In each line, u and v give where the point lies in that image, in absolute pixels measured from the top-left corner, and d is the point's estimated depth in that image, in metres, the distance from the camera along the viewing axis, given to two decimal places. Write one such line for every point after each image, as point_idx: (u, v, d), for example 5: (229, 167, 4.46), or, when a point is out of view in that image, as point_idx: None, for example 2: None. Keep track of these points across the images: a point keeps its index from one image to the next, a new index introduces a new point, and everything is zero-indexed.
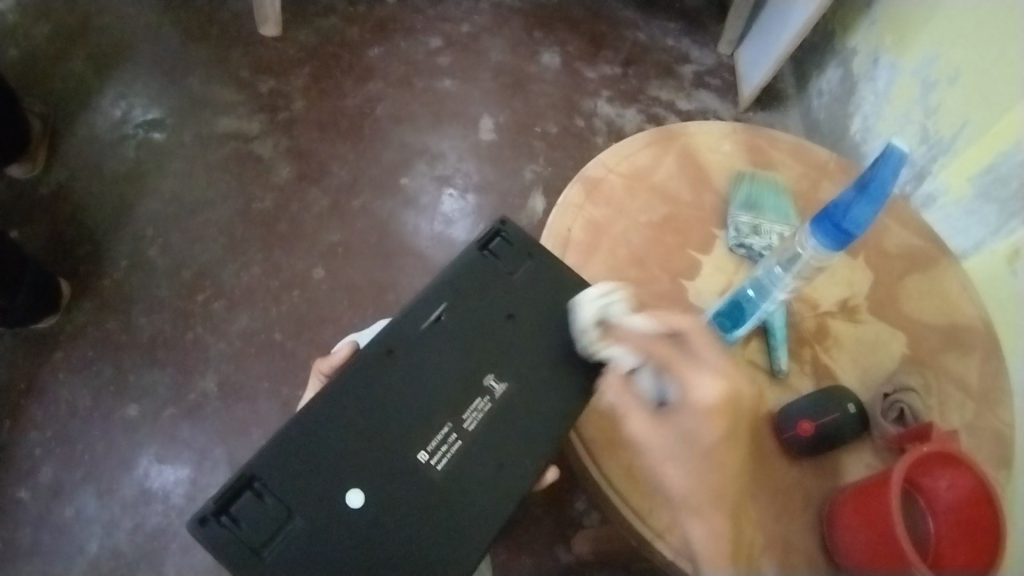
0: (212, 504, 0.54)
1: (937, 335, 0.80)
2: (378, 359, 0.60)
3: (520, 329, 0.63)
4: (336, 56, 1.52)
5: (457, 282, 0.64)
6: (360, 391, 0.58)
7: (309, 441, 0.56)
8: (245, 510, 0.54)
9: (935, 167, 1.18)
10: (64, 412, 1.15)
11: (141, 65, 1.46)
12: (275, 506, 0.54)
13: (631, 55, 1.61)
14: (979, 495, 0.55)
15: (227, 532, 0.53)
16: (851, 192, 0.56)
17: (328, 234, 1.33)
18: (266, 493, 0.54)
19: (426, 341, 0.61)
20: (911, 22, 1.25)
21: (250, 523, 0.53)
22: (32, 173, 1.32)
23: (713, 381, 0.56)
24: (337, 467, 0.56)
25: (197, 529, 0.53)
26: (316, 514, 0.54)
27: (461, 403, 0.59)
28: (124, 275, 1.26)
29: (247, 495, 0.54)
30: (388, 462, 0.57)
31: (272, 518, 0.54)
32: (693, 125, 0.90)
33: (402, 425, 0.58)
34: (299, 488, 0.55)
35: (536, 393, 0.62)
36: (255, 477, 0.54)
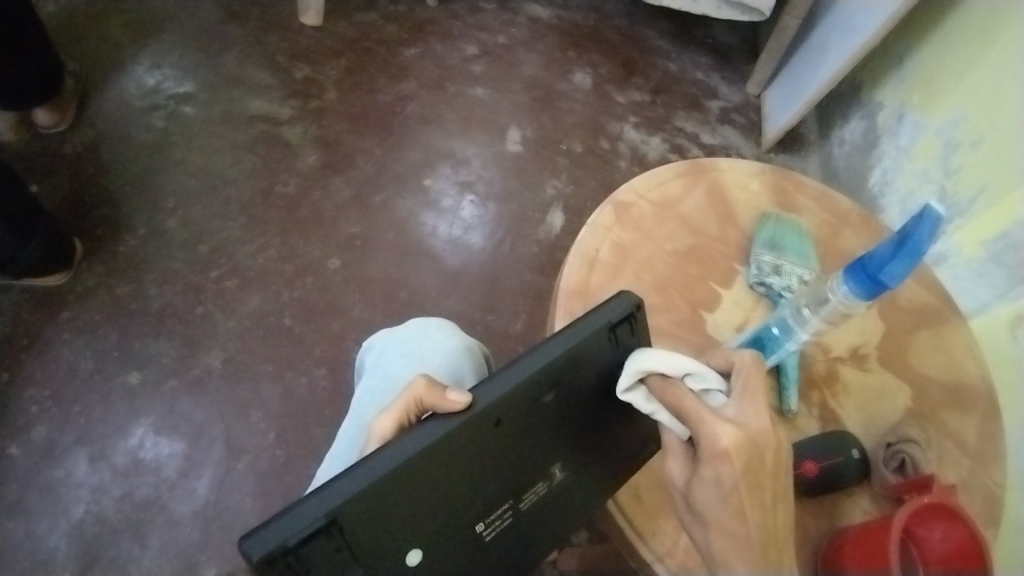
0: (282, 542, 0.45)
1: (942, 391, 0.82)
2: (485, 428, 0.53)
3: (601, 420, 0.62)
4: (372, 52, 1.54)
5: (580, 356, 0.58)
6: (457, 460, 0.52)
7: (397, 499, 0.50)
8: (313, 553, 0.47)
9: (950, 227, 1.21)
10: (65, 372, 1.15)
11: (179, 37, 1.47)
12: (344, 556, 0.48)
13: (660, 84, 1.63)
14: (970, 549, 0.57)
15: (290, 572, 0.46)
16: (888, 247, 0.56)
17: (347, 225, 1.34)
18: (341, 538, 0.48)
19: (531, 417, 0.56)
20: (940, 84, 1.28)
21: (314, 566, 0.47)
22: (60, 128, 1.33)
23: (725, 427, 0.53)
24: (412, 529, 0.51)
25: (261, 569, 0.44)
26: (377, 567, 0.50)
27: (527, 486, 0.58)
28: (141, 242, 1.26)
29: (322, 537, 0.47)
30: (453, 531, 0.54)
31: (335, 565, 0.48)
32: (724, 161, 0.92)
33: (473, 502, 0.55)
34: (374, 543, 0.49)
35: (585, 479, 0.63)
36: (336, 523, 0.47)
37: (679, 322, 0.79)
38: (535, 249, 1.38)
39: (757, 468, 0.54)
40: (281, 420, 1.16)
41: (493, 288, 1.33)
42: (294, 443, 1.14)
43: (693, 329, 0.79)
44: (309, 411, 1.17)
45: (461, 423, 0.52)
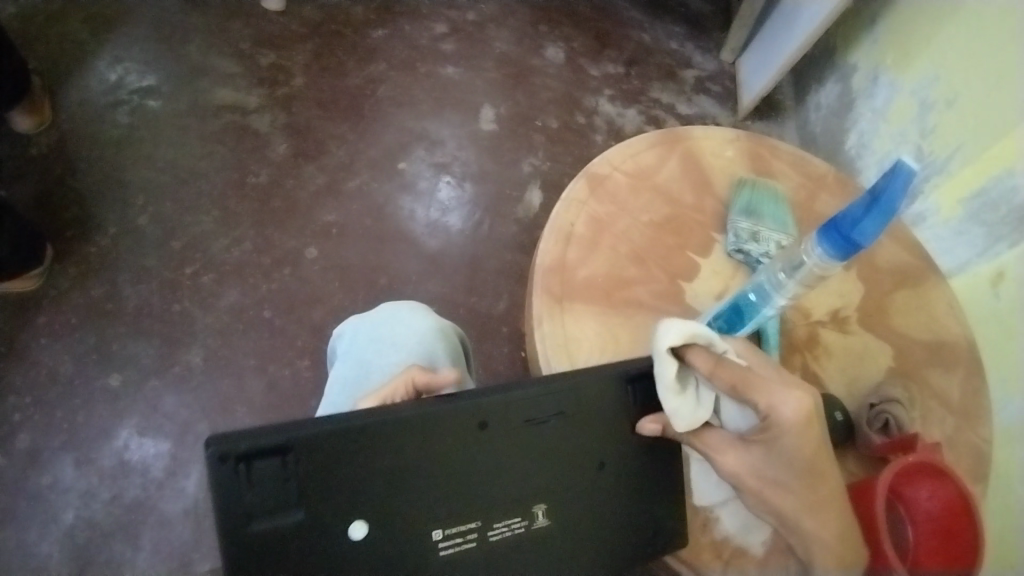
0: (239, 447, 0.54)
1: (923, 349, 0.83)
2: (472, 426, 0.60)
3: (605, 480, 0.64)
4: (339, 35, 1.50)
5: (587, 395, 0.64)
6: (434, 454, 0.58)
7: (361, 464, 0.56)
8: (261, 473, 0.54)
9: (927, 186, 1.21)
10: (44, 378, 1.13)
11: (139, 29, 1.43)
12: (290, 487, 0.55)
13: (634, 55, 1.61)
14: (958, 506, 0.59)
15: (235, 478, 0.54)
16: (860, 205, 0.55)
17: (323, 213, 1.32)
18: (292, 469, 0.55)
19: (522, 435, 0.61)
20: (914, 42, 1.27)
21: (259, 485, 0.54)
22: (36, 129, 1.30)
23: (793, 395, 0.56)
24: (364, 500, 0.57)
25: (215, 463, 0.53)
26: (319, 521, 0.56)
27: (502, 514, 0.60)
28: (113, 242, 1.24)
29: (277, 458, 0.54)
30: (404, 529, 0.58)
31: (281, 497, 0.55)
32: (698, 129, 0.90)
33: (436, 505, 0.59)
34: (322, 493, 0.56)
35: (570, 535, 0.63)
36: (292, 450, 0.55)
37: (657, 294, 0.79)
38: (515, 228, 1.37)
39: (826, 434, 0.58)
40: (267, 414, 1.15)
41: (475, 270, 1.32)
42: None
43: (672, 300, 0.79)
44: (295, 403, 1.16)
45: (448, 416, 0.59)
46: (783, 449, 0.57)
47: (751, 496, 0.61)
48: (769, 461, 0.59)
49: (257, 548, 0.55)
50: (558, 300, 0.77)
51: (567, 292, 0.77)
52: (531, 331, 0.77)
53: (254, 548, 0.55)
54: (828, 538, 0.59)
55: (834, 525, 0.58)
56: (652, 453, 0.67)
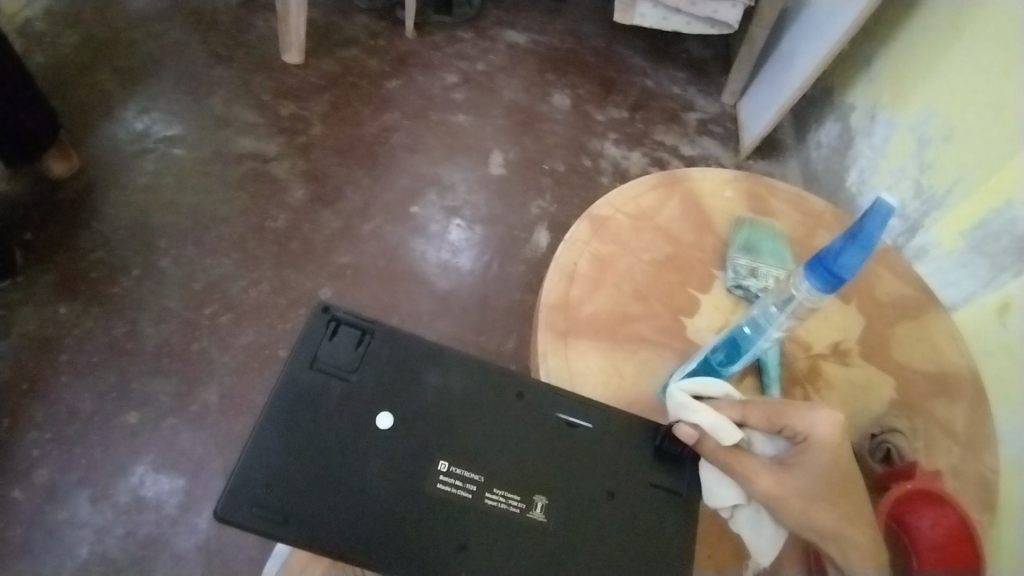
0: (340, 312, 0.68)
1: (926, 380, 0.84)
2: (510, 392, 0.68)
3: (615, 511, 0.64)
4: (355, 86, 1.58)
5: (621, 426, 0.69)
6: (470, 406, 0.66)
7: (411, 383, 0.66)
8: (342, 336, 0.66)
9: (928, 221, 1.23)
10: (65, 415, 1.16)
11: (166, 82, 1.51)
12: (354, 356, 0.66)
13: (638, 100, 1.67)
14: (960, 532, 0.60)
15: (324, 329, 0.67)
16: (841, 240, 0.58)
17: (337, 255, 1.37)
18: (363, 346, 0.66)
19: (550, 423, 0.67)
20: (909, 82, 1.31)
21: (336, 341, 0.66)
22: (68, 174, 1.36)
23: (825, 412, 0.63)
24: (401, 413, 0.64)
25: (320, 310, 0.68)
26: (355, 402, 0.64)
27: (505, 482, 0.63)
28: (135, 283, 1.29)
29: (360, 334, 0.67)
30: (414, 453, 0.63)
31: (342, 361, 0.65)
32: (697, 170, 0.94)
33: (450, 446, 0.64)
34: (370, 383, 0.65)
35: (563, 545, 0.62)
36: (371, 331, 0.67)
37: (660, 329, 0.81)
38: (523, 268, 1.40)
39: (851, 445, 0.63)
40: None
41: (484, 310, 1.35)
42: None
43: (674, 335, 0.81)
44: None
45: (498, 373, 0.68)
46: (817, 465, 0.62)
47: (793, 520, 0.62)
48: (807, 480, 0.62)
49: (300, 387, 0.63)
50: (563, 336, 0.79)
51: (571, 328, 0.79)
52: (537, 367, 0.79)
53: (299, 384, 0.63)
54: (863, 545, 0.60)
55: (869, 533, 0.60)
56: (670, 506, 0.66)
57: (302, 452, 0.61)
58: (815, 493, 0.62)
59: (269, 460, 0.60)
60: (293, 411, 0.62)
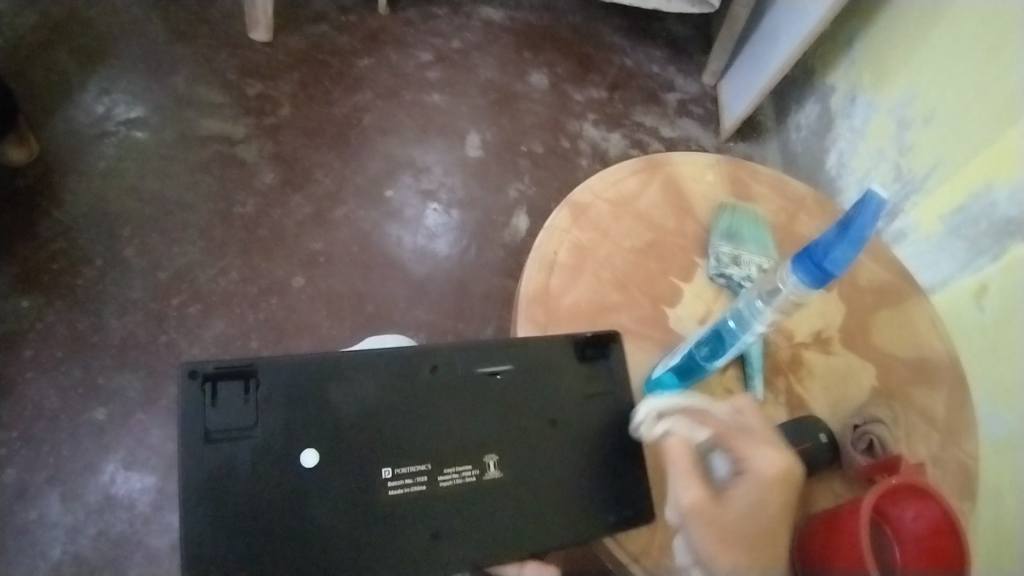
0: (209, 369, 0.60)
1: (906, 367, 0.83)
2: (422, 372, 0.66)
3: (562, 437, 0.68)
4: (325, 64, 1.52)
5: (537, 355, 0.70)
6: (388, 395, 0.64)
7: (317, 399, 0.62)
8: (225, 395, 0.60)
9: (907, 204, 1.23)
10: (29, 412, 1.12)
11: (127, 61, 1.44)
12: (249, 408, 0.60)
13: (617, 80, 1.64)
14: (944, 525, 0.59)
15: (202, 398, 0.59)
16: (832, 232, 0.56)
17: (309, 241, 1.33)
18: (252, 392, 0.61)
19: (475, 392, 0.67)
20: (889, 64, 1.30)
21: (222, 403, 0.59)
22: (26, 160, 1.30)
23: (774, 454, 0.57)
24: (319, 435, 0.61)
25: (184, 377, 0.59)
26: (272, 445, 0.59)
27: (452, 461, 0.64)
28: (99, 274, 1.23)
29: (241, 384, 0.61)
30: (356, 461, 0.61)
31: (238, 421, 0.59)
32: (678, 155, 0.92)
33: (388, 445, 0.63)
34: (278, 417, 0.60)
35: (524, 492, 0.66)
36: (254, 374, 0.61)
37: (641, 319, 0.80)
38: (502, 253, 1.38)
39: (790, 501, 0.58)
40: None
41: (462, 296, 1.32)
42: None
43: (656, 325, 0.79)
44: None
45: (407, 360, 0.66)
46: (756, 505, 0.56)
47: (709, 540, 0.56)
48: (739, 513, 0.56)
49: (207, 472, 0.57)
50: (542, 328, 0.77)
51: (551, 320, 0.77)
52: None
53: (204, 468, 0.58)
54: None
55: None
56: (604, 412, 0.71)
57: (245, 524, 0.57)
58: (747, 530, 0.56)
59: (220, 541, 0.56)
60: (217, 504, 0.57)
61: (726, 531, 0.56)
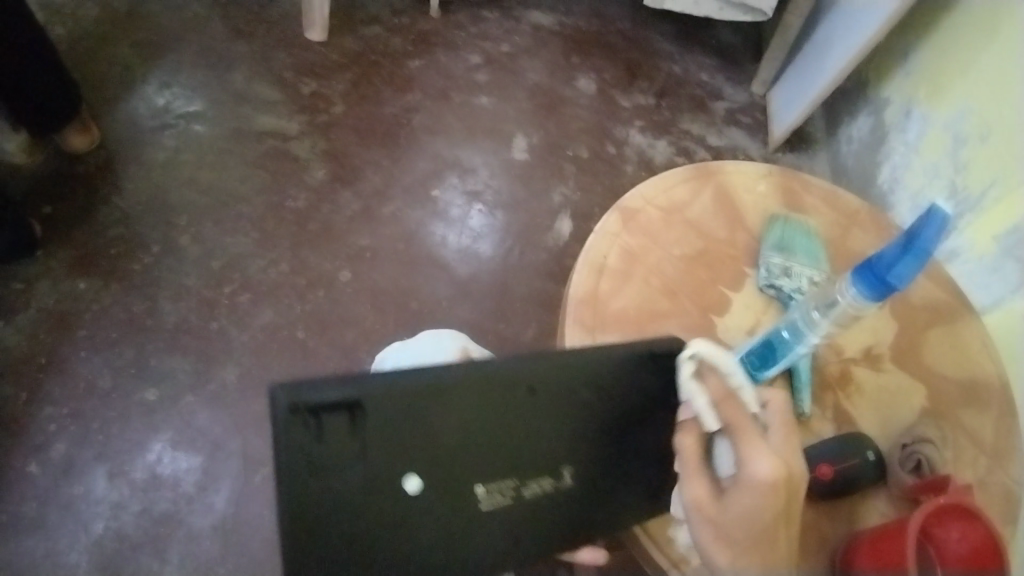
0: (306, 400, 0.58)
1: (958, 389, 0.82)
2: (509, 391, 0.63)
3: (638, 442, 0.67)
4: (378, 64, 1.55)
5: (615, 367, 0.67)
6: (473, 413, 0.61)
7: (411, 423, 0.60)
8: (331, 427, 0.58)
9: (961, 222, 1.20)
10: (83, 390, 1.16)
11: (187, 56, 1.49)
12: (351, 438, 0.58)
13: (665, 87, 1.64)
14: (990, 548, 0.58)
15: (307, 431, 0.57)
16: (895, 248, 0.56)
17: (357, 237, 1.35)
18: (359, 423, 0.58)
19: (560, 408, 0.64)
20: (947, 78, 1.28)
21: (325, 436, 0.58)
22: (88, 148, 1.35)
23: (771, 461, 0.56)
24: (418, 458, 0.60)
25: (287, 414, 0.57)
26: (375, 474, 0.59)
27: (536, 474, 0.63)
28: (154, 260, 1.28)
29: (340, 413, 0.58)
30: (449, 479, 0.60)
31: (342, 450, 0.58)
32: (731, 164, 0.92)
33: (485, 467, 0.61)
34: (377, 444, 0.59)
35: (602, 494, 0.66)
36: (352, 403, 0.58)
37: (689, 326, 0.80)
38: (544, 256, 1.39)
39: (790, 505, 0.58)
40: None
41: (503, 297, 1.34)
42: None
43: (703, 334, 0.79)
44: None
45: (496, 381, 0.62)
46: (747, 512, 0.57)
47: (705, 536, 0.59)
48: (731, 517, 0.58)
49: (320, 503, 0.58)
50: (591, 331, 0.77)
51: (599, 324, 0.78)
52: None
53: (317, 501, 0.58)
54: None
55: None
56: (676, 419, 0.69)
57: (359, 545, 0.58)
58: (737, 532, 0.58)
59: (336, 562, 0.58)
60: (329, 532, 0.58)
61: (723, 531, 0.59)
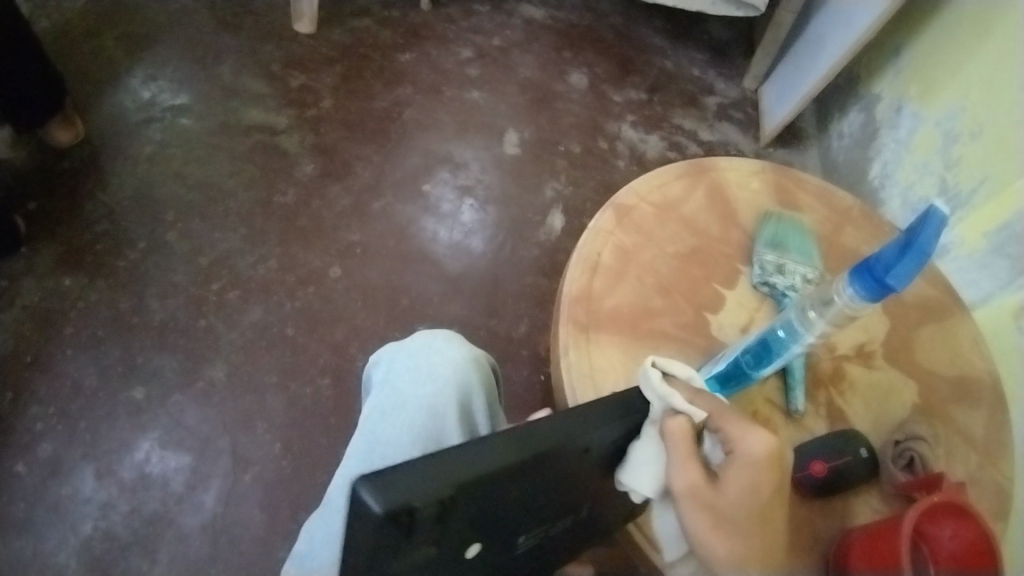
0: (401, 501, 0.41)
1: (948, 386, 0.82)
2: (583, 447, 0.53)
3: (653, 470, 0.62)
4: (368, 58, 1.53)
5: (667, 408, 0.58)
6: (536, 474, 0.50)
7: (495, 499, 0.48)
8: (418, 525, 0.43)
9: (952, 219, 1.21)
10: (69, 389, 1.14)
11: (173, 49, 1.47)
12: (435, 530, 0.45)
13: (657, 82, 1.63)
14: (982, 546, 0.56)
15: (395, 531, 0.42)
16: (893, 250, 0.55)
17: (347, 232, 1.34)
18: (447, 515, 0.44)
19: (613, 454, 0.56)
20: (937, 75, 1.28)
21: (413, 532, 0.43)
22: (73, 142, 1.33)
23: (763, 435, 0.53)
24: (488, 531, 0.49)
25: (380, 517, 0.41)
26: (443, 554, 0.47)
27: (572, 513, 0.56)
28: (141, 256, 1.26)
29: (435, 508, 0.43)
30: (506, 537, 0.52)
31: (425, 540, 0.45)
32: (724, 160, 0.92)
33: (535, 521, 0.53)
34: (460, 526, 0.46)
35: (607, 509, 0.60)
36: (451, 496, 0.44)
37: (683, 324, 0.79)
38: (536, 251, 1.38)
39: (785, 481, 0.54)
40: (286, 430, 1.17)
41: (495, 292, 1.33)
42: (300, 453, 1.15)
43: (697, 332, 0.79)
44: (314, 421, 1.18)
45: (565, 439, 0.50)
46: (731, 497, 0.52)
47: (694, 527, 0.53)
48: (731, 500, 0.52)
49: None
50: (584, 330, 0.76)
51: (593, 322, 0.77)
52: (556, 359, 0.77)
53: None
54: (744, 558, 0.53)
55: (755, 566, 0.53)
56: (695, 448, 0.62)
57: None
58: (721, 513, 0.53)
59: None
60: None
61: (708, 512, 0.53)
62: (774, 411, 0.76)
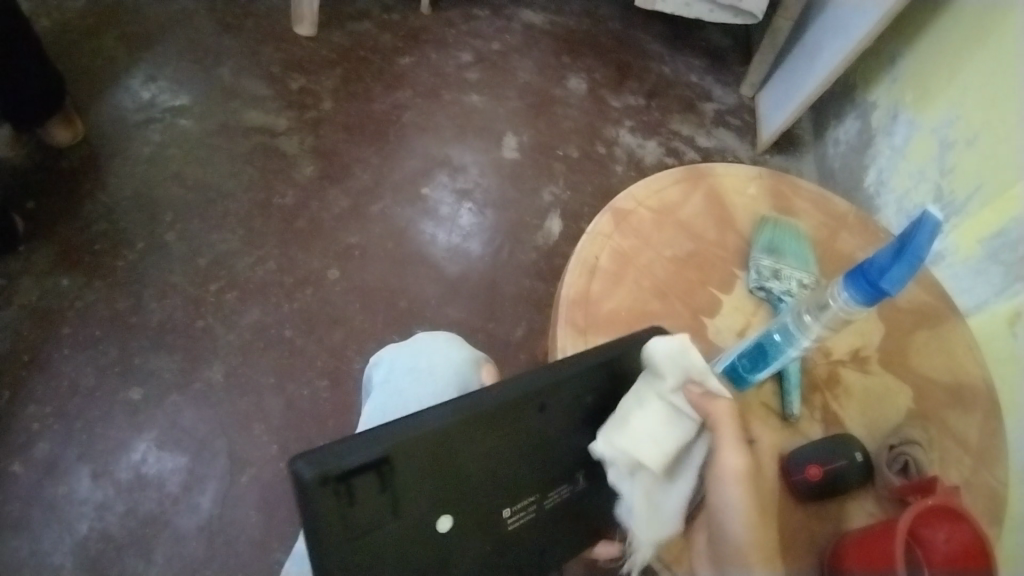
0: (333, 468, 0.48)
1: (942, 391, 0.83)
2: (529, 408, 0.56)
3: None
4: (367, 61, 1.54)
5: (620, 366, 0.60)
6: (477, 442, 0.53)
7: (445, 464, 0.52)
8: (361, 490, 0.49)
9: (947, 226, 1.21)
10: (66, 389, 1.14)
11: (173, 50, 1.47)
12: (386, 497, 0.51)
13: (655, 88, 1.64)
14: (976, 550, 0.56)
15: (336, 499, 0.49)
16: (887, 254, 0.56)
17: (346, 234, 1.34)
18: (390, 480, 0.50)
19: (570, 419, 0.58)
20: (933, 83, 1.29)
21: (360, 500, 0.50)
22: (71, 142, 1.33)
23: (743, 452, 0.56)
24: (454, 501, 0.53)
25: (315, 485, 0.47)
26: (412, 526, 0.52)
27: (551, 483, 0.58)
28: (139, 256, 1.26)
29: (373, 474, 0.49)
30: (484, 508, 0.55)
31: (379, 508, 0.51)
32: (721, 166, 0.93)
33: (506, 493, 0.56)
34: (414, 494, 0.52)
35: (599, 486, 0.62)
36: (387, 460, 0.50)
37: (680, 327, 0.80)
38: (534, 255, 1.39)
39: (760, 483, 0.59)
40: (283, 431, 1.16)
41: (493, 295, 1.33)
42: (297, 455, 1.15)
43: (693, 335, 0.80)
44: (311, 423, 1.18)
45: (506, 406, 0.54)
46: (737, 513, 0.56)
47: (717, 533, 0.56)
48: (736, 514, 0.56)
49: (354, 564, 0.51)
50: (582, 332, 0.77)
51: (591, 325, 0.78)
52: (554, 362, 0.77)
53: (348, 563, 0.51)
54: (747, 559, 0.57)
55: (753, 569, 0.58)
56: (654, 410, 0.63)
57: None
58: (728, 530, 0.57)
59: None
60: None
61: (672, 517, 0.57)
62: (770, 414, 0.77)
